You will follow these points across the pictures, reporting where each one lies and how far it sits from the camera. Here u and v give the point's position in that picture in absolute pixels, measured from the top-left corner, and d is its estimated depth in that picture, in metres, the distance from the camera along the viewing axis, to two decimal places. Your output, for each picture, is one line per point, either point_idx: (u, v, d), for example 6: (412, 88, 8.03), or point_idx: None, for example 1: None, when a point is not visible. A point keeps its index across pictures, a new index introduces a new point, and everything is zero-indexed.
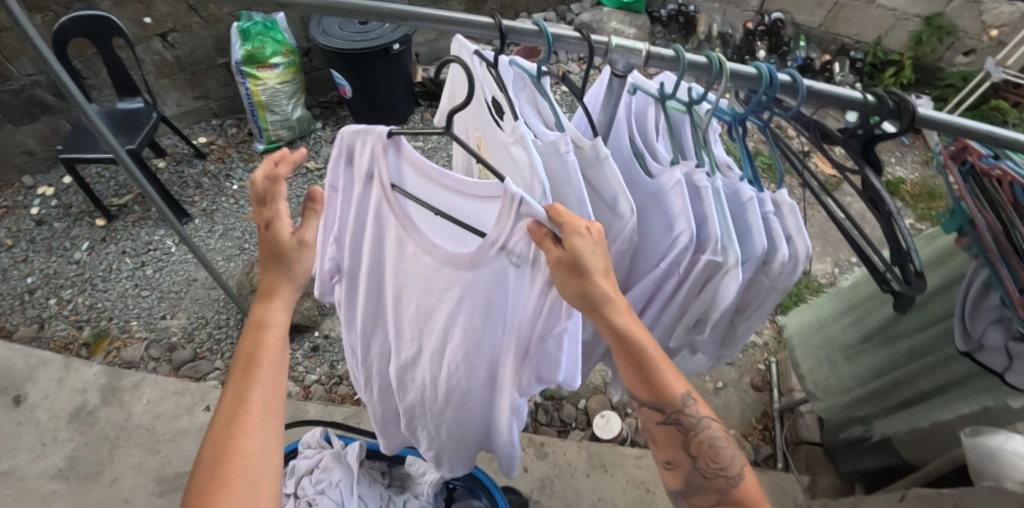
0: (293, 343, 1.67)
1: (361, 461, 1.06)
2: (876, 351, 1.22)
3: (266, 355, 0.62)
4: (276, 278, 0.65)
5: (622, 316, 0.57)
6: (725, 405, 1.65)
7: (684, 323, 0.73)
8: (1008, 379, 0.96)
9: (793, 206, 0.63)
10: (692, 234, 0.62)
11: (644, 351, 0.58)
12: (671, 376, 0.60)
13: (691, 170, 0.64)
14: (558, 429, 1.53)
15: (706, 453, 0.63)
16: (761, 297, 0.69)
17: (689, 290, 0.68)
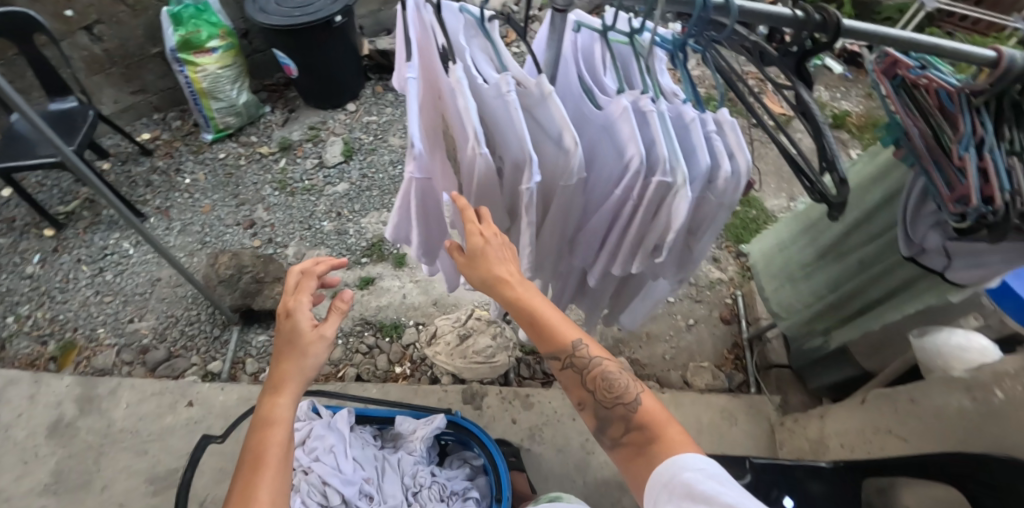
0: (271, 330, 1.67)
1: (352, 427, 1.08)
2: (829, 268, 1.29)
3: (276, 443, 0.68)
4: (288, 373, 0.73)
5: (509, 289, 0.70)
6: (699, 340, 1.69)
7: (642, 250, 0.76)
8: (948, 277, 1.04)
9: (733, 124, 0.67)
10: (642, 158, 0.64)
11: (534, 312, 0.70)
12: (557, 325, 0.70)
13: (636, 97, 0.66)
14: (542, 380, 1.55)
15: (601, 386, 0.71)
16: (711, 215, 0.73)
17: (643, 215, 0.71)
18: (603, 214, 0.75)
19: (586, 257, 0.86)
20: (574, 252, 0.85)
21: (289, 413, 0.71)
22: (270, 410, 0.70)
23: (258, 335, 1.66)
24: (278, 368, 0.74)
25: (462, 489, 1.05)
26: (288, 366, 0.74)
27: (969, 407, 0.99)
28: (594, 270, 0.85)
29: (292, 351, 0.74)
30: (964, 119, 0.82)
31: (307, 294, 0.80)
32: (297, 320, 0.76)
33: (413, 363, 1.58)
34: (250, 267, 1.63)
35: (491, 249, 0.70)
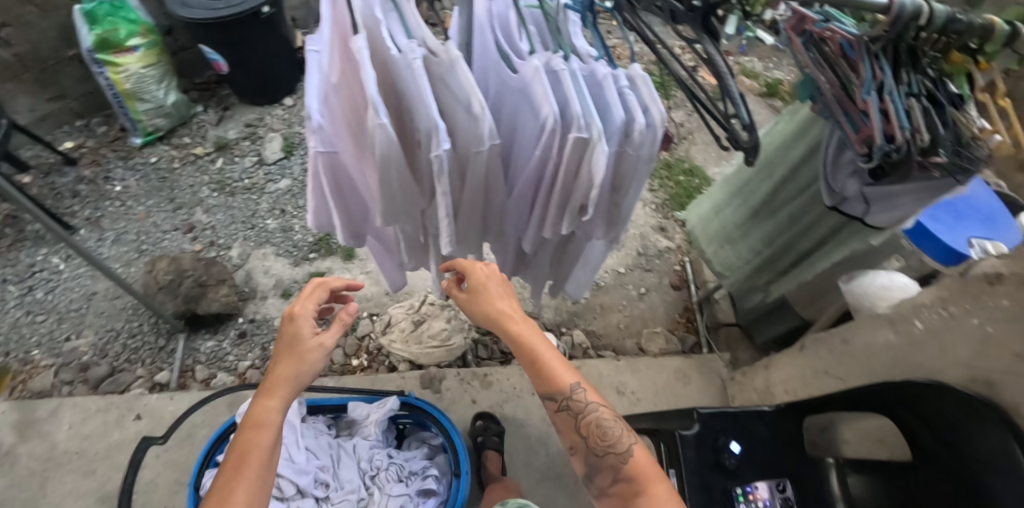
0: (218, 335, 1.60)
1: (303, 418, 1.06)
2: (763, 224, 1.34)
3: (257, 445, 0.72)
4: (283, 375, 0.78)
5: (512, 326, 0.81)
6: (651, 308, 1.74)
7: (570, 210, 0.77)
8: (868, 221, 1.10)
9: (645, 78, 0.70)
10: (556, 116, 0.66)
11: (530, 347, 0.80)
12: (558, 369, 0.80)
13: (548, 57, 0.68)
14: (500, 360, 1.58)
15: (595, 432, 0.78)
16: (632, 170, 0.75)
17: (566, 174, 0.72)
18: (528, 178, 0.76)
19: (518, 224, 0.87)
20: (506, 221, 0.86)
21: (277, 418, 0.75)
22: (260, 411, 0.75)
23: (205, 342, 1.59)
24: (273, 372, 0.79)
25: (422, 469, 1.05)
26: (282, 371, 0.79)
27: (895, 340, 1.05)
28: (528, 237, 0.87)
29: (290, 356, 0.80)
30: (865, 65, 0.85)
31: (312, 307, 0.87)
32: (299, 327, 0.83)
33: (370, 354, 1.57)
34: (190, 270, 1.56)
35: (495, 292, 0.84)
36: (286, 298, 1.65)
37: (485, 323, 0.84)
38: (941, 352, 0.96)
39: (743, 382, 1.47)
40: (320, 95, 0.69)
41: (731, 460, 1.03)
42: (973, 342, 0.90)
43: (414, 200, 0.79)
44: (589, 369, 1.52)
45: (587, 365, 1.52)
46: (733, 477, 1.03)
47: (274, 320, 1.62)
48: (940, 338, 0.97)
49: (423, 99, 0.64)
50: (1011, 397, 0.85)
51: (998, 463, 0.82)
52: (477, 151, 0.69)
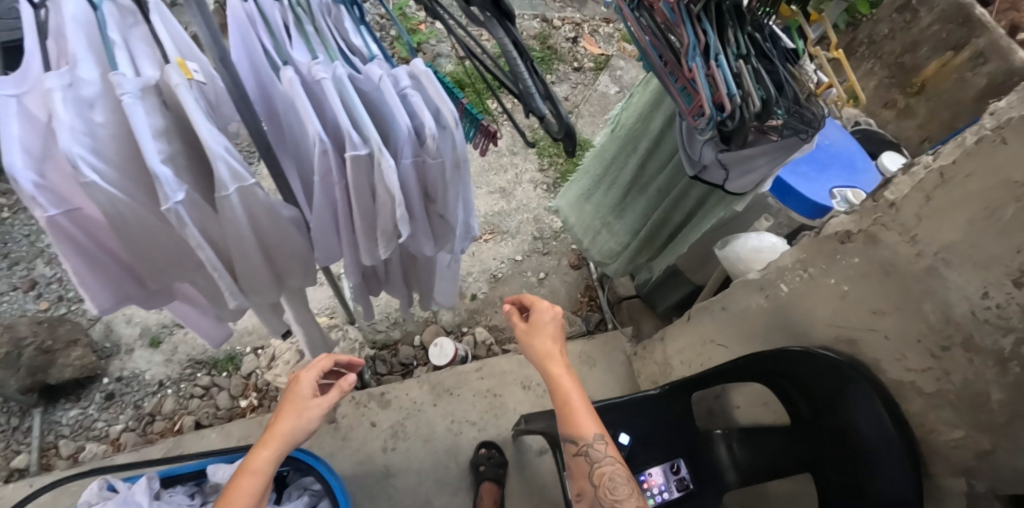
0: (81, 402, 1.42)
1: (158, 493, 0.95)
2: (636, 202, 1.28)
3: (241, 495, 0.74)
4: (280, 428, 0.80)
5: (553, 367, 0.85)
6: (552, 292, 1.74)
7: (384, 230, 0.70)
8: (728, 188, 1.07)
9: (427, 73, 0.63)
10: (318, 136, 0.59)
11: (565, 393, 0.83)
12: (582, 419, 0.83)
13: (307, 66, 0.60)
14: (400, 373, 1.55)
15: (605, 483, 0.83)
16: (442, 177, 0.68)
17: (359, 194, 0.65)
18: (318, 205, 0.67)
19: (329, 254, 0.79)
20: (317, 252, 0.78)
21: (267, 469, 0.77)
22: (252, 461, 0.76)
23: (66, 413, 1.40)
24: (275, 423, 0.80)
25: None
26: (281, 426, 0.79)
27: (764, 304, 1.04)
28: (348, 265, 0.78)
29: (291, 410, 0.81)
30: (684, 29, 0.83)
31: (318, 367, 0.87)
32: (303, 384, 0.85)
33: (259, 391, 1.47)
34: (29, 337, 1.33)
35: (547, 329, 0.88)
36: (156, 347, 1.50)
37: (530, 355, 0.88)
38: (806, 314, 0.96)
39: (644, 356, 1.48)
40: (30, 149, 0.58)
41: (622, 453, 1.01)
42: (831, 302, 0.90)
43: (179, 252, 0.76)
44: (492, 367, 1.50)
45: (489, 364, 1.50)
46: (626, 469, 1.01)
47: (144, 375, 1.47)
48: (804, 300, 0.95)
49: (141, 145, 0.60)
50: (870, 354, 0.86)
51: (860, 426, 0.86)
52: (224, 197, 0.67)
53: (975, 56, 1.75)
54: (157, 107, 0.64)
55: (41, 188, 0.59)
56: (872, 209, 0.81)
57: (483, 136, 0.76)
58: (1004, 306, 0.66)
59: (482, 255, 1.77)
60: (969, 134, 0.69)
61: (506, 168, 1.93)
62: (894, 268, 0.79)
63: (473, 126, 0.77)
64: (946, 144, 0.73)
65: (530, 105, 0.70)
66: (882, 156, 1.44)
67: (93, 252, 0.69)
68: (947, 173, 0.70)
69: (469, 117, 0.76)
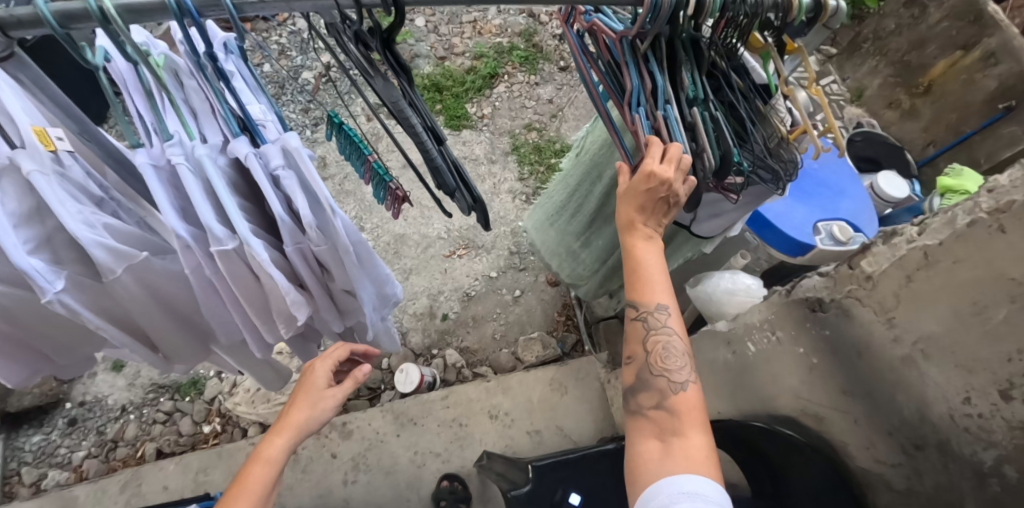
0: (44, 427, 1.41)
1: None
2: (604, 230, 1.15)
3: (254, 480, 0.67)
4: (293, 417, 0.74)
5: (632, 237, 0.73)
6: (527, 311, 1.67)
7: (278, 315, 0.68)
8: (694, 230, 0.97)
9: (299, 153, 0.56)
10: (176, 234, 0.56)
11: (639, 262, 0.73)
12: (653, 281, 0.73)
13: (160, 148, 0.55)
14: (367, 397, 1.50)
15: (659, 351, 0.73)
16: (333, 259, 0.65)
17: (239, 283, 0.62)
18: (198, 287, 0.65)
19: (227, 323, 0.76)
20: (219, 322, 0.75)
21: (279, 460, 0.70)
22: (267, 448, 0.70)
23: (29, 438, 1.39)
24: (291, 412, 0.74)
25: None
26: (296, 418, 0.74)
27: (732, 360, 0.95)
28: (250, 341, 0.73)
29: (304, 401, 0.76)
30: (626, 70, 0.72)
31: (331, 357, 0.81)
32: (316, 374, 0.79)
33: (222, 417, 1.42)
34: None
35: (652, 190, 0.70)
36: (118, 371, 1.46)
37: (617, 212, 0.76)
38: (773, 380, 0.88)
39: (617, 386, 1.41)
40: None
41: None
42: (800, 372, 0.83)
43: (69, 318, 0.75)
44: (459, 395, 1.41)
45: (456, 392, 1.41)
46: None
47: (106, 400, 1.44)
48: (770, 364, 0.87)
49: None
50: (837, 435, 0.80)
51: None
52: (115, 277, 0.63)
53: (986, 57, 1.59)
54: (23, 184, 0.57)
55: None
56: (848, 277, 0.72)
57: (394, 199, 0.79)
58: (987, 416, 0.59)
59: (455, 272, 1.71)
60: (961, 211, 0.57)
61: (484, 178, 1.85)
62: (867, 351, 0.71)
63: (382, 188, 0.79)
64: (935, 216, 0.61)
65: (441, 180, 0.64)
66: (878, 177, 1.32)
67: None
68: (932, 254, 0.60)
69: (379, 178, 0.78)
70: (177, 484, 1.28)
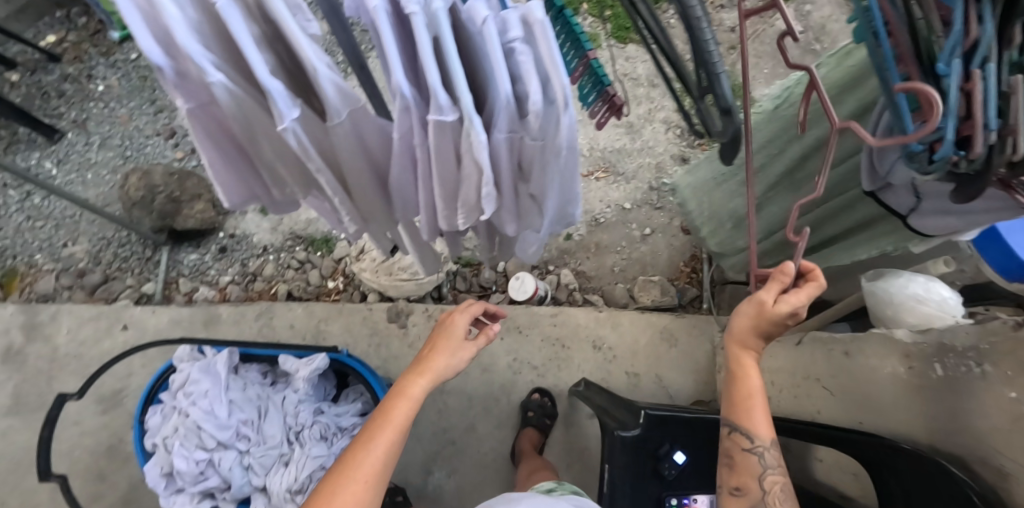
0: (200, 248, 1.58)
1: (235, 367, 1.04)
2: (780, 198, 1.04)
3: (397, 416, 0.70)
4: (434, 362, 0.76)
5: (743, 355, 0.69)
6: (653, 251, 1.60)
7: (462, 202, 0.59)
8: (911, 222, 0.83)
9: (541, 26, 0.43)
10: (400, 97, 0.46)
11: (748, 384, 0.70)
12: (763, 413, 0.70)
13: None
14: (478, 294, 1.51)
15: (778, 493, 0.69)
16: (539, 161, 0.54)
17: (440, 164, 0.53)
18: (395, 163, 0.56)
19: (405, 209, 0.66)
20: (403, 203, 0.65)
21: (419, 399, 0.73)
22: (410, 387, 0.73)
23: (187, 254, 1.57)
24: (434, 358, 0.76)
25: (349, 426, 1.01)
26: (438, 366, 0.75)
27: (904, 377, 0.86)
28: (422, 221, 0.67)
29: (445, 347, 0.77)
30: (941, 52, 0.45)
31: (470, 312, 0.82)
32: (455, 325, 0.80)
33: (346, 277, 1.52)
34: (161, 186, 1.47)
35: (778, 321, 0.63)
36: (265, 214, 1.59)
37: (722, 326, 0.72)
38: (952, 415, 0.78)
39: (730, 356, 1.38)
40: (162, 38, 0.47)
41: (671, 471, 0.92)
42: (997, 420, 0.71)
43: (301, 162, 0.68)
44: (568, 317, 1.42)
45: (566, 313, 1.42)
46: (671, 486, 0.93)
47: (252, 237, 1.57)
48: (957, 397, 0.77)
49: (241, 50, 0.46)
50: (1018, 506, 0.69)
51: None
52: (337, 125, 0.54)
53: None
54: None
55: (183, 81, 0.52)
56: None
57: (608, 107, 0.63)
58: None
59: (589, 195, 1.64)
60: None
61: (640, 101, 1.72)
62: None
63: (596, 90, 0.63)
64: None
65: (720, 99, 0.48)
66: None
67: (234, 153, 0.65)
68: None
69: (594, 79, 0.62)
70: (302, 326, 1.41)
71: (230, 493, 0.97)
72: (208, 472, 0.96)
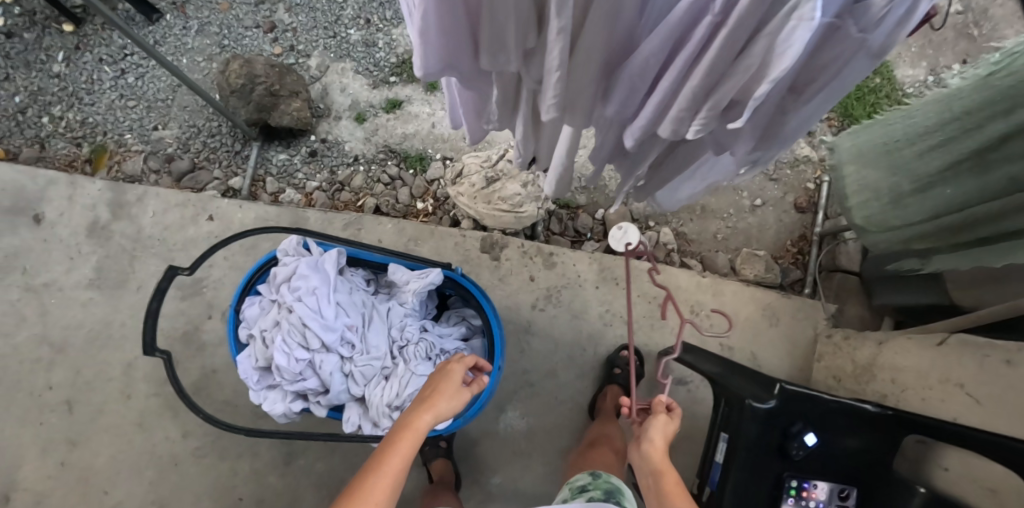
0: (290, 149, 1.52)
1: (342, 269, 0.94)
2: (959, 182, 0.97)
3: (401, 451, 0.66)
4: (437, 402, 0.72)
5: (644, 446, 0.83)
6: (760, 224, 1.58)
7: (711, 106, 0.50)
8: None
9: None
10: None
11: (653, 467, 0.81)
12: (675, 484, 0.77)
13: None
14: (572, 239, 1.48)
15: None
16: (837, 58, 0.44)
17: (724, 48, 0.43)
18: (655, 43, 0.46)
19: (620, 110, 0.55)
20: (626, 101, 0.54)
21: (423, 435, 0.69)
22: (416, 421, 0.69)
23: (277, 154, 1.52)
24: (438, 398, 0.73)
25: (452, 350, 0.96)
26: (442, 406, 0.72)
27: None
28: (631, 126, 0.57)
29: (447, 387, 0.74)
30: None
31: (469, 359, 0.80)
32: (454, 368, 0.78)
33: (436, 201, 1.47)
34: (262, 77, 1.41)
35: (664, 424, 0.86)
36: (360, 123, 1.51)
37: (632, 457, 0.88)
38: None
39: (836, 345, 1.35)
40: None
41: (800, 452, 0.89)
42: None
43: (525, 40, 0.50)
44: (671, 277, 1.42)
45: (670, 273, 1.40)
46: (793, 467, 0.91)
47: (344, 145, 1.51)
48: None
49: None
50: None
51: None
52: None
53: None
54: None
55: None
56: None
57: None
58: None
59: None
60: None
61: None
62: None
63: None
64: None
65: None
66: None
67: (455, 24, 0.51)
68: None
69: None
70: (392, 242, 1.36)
71: (327, 399, 0.89)
72: (307, 374, 0.87)
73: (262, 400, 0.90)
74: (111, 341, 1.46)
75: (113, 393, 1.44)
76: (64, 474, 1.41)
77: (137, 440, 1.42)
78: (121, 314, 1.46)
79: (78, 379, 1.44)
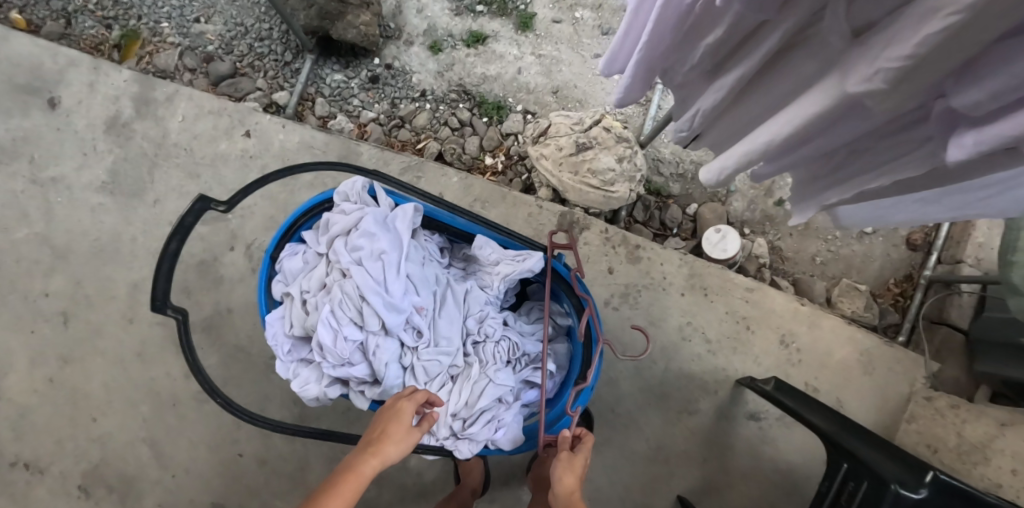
0: (348, 70, 1.30)
1: (415, 231, 0.75)
2: None
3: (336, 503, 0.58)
4: (383, 445, 0.62)
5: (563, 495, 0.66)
6: (866, 253, 1.35)
7: None
8: None
9: None
10: None
11: None
12: None
13: None
14: (655, 231, 1.27)
15: None
16: None
17: None
18: None
19: (988, 103, 0.32)
20: (1015, 94, 0.30)
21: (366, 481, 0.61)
22: (361, 466, 0.61)
23: (333, 73, 1.30)
24: (388, 440, 0.62)
25: (535, 354, 0.78)
26: (391, 451, 0.62)
27: None
28: (983, 129, 0.34)
29: (394, 425, 0.63)
30: None
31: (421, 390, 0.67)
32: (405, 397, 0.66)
33: (509, 158, 1.25)
34: None
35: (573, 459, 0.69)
36: (434, 53, 1.28)
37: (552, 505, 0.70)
38: None
39: (933, 414, 1.11)
40: None
41: None
42: None
43: None
44: (765, 297, 1.19)
45: (765, 291, 1.18)
46: None
47: (412, 75, 1.29)
48: None
49: None
50: None
51: None
52: None
53: None
54: None
55: None
56: None
57: None
58: None
59: None
60: None
61: None
62: None
63: None
64: None
65: None
66: None
67: None
68: None
69: None
70: (455, 199, 1.16)
71: (374, 392, 0.71)
72: (355, 358, 0.70)
73: (291, 377, 0.72)
74: (117, 256, 1.28)
75: (113, 315, 1.27)
76: (52, 392, 1.27)
77: (133, 372, 1.26)
78: (132, 228, 1.28)
79: (77, 292, 1.28)
